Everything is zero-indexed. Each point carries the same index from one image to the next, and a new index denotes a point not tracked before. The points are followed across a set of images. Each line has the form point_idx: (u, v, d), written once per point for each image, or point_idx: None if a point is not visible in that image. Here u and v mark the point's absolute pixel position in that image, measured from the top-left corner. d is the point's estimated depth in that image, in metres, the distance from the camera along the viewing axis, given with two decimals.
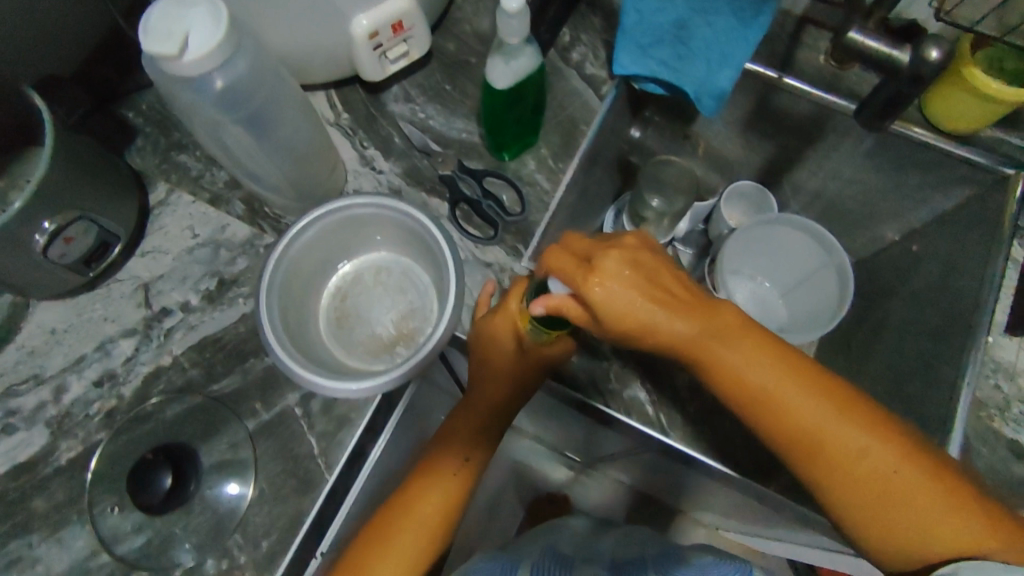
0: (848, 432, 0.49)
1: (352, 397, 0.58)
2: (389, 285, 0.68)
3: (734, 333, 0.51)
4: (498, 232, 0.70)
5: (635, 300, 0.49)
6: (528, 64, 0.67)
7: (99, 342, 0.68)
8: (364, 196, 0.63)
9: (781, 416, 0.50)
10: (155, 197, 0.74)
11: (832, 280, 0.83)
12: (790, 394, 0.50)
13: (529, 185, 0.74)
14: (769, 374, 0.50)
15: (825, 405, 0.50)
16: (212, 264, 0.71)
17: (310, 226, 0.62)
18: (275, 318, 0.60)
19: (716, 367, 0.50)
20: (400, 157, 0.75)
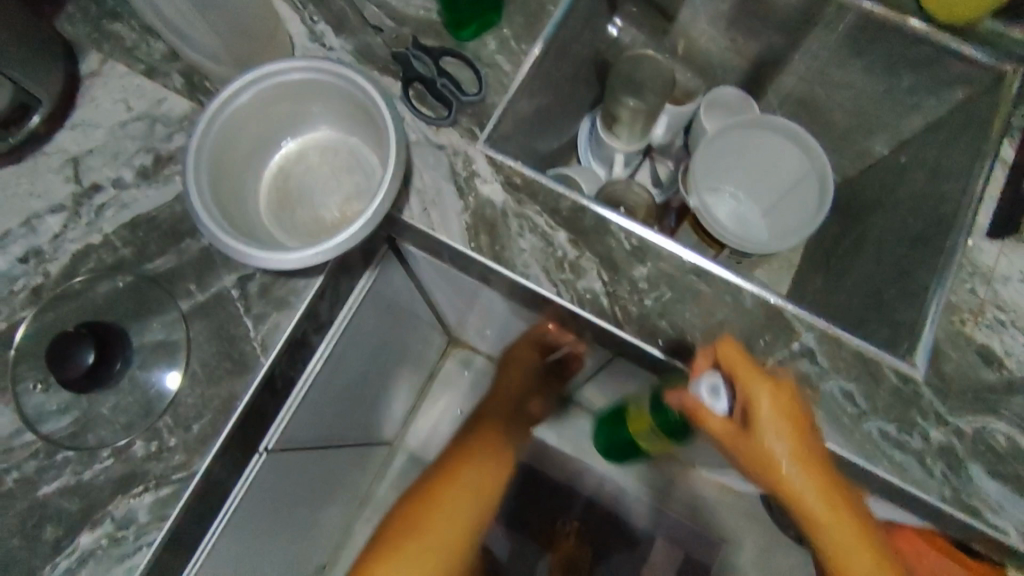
0: (838, 531, 0.57)
1: (283, 269, 0.54)
2: (335, 165, 0.64)
3: (812, 459, 0.56)
4: (452, 112, 0.65)
5: (785, 432, 0.55)
6: None
7: (25, 217, 0.64)
8: (303, 58, 0.58)
9: (792, 499, 0.57)
10: (87, 68, 0.68)
11: (813, 191, 0.80)
12: (822, 483, 0.56)
13: (490, 67, 0.68)
14: (820, 494, 0.56)
15: (838, 525, 0.57)
16: (147, 139, 0.66)
17: (244, 88, 0.58)
18: (203, 185, 0.56)
19: (769, 461, 0.56)
20: (351, 32, 0.69)
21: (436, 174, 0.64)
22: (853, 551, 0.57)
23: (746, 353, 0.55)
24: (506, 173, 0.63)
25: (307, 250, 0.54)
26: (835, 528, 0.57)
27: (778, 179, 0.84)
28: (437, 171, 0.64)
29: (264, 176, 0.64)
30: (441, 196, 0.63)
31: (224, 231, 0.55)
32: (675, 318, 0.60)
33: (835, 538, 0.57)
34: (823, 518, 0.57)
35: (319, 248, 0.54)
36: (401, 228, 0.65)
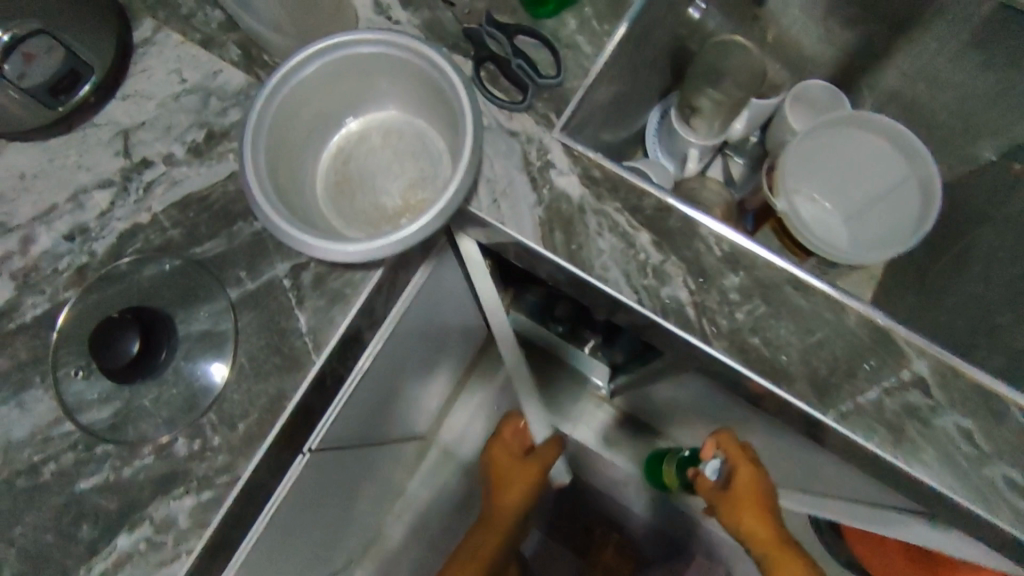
0: None
1: (344, 260, 0.50)
2: (399, 149, 0.59)
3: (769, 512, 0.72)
4: (528, 96, 0.60)
5: (754, 496, 0.73)
6: None
7: (72, 192, 0.60)
8: (372, 31, 0.53)
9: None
10: (141, 35, 0.65)
11: (913, 195, 0.72)
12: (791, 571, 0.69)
13: (569, 48, 0.62)
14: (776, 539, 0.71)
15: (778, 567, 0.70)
16: (200, 113, 0.62)
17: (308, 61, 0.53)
18: (260, 165, 0.52)
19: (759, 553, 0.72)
20: (419, 5, 0.64)
21: (508, 163, 0.58)
22: None
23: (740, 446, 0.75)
24: (584, 166, 0.58)
25: (368, 241, 0.50)
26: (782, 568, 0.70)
27: (869, 184, 0.76)
28: (510, 161, 0.58)
29: (324, 157, 0.60)
30: (513, 188, 0.58)
31: (282, 216, 0.50)
32: (769, 335, 0.54)
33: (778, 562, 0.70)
34: (759, 533, 0.72)
35: (383, 240, 0.49)
36: (466, 220, 0.60)
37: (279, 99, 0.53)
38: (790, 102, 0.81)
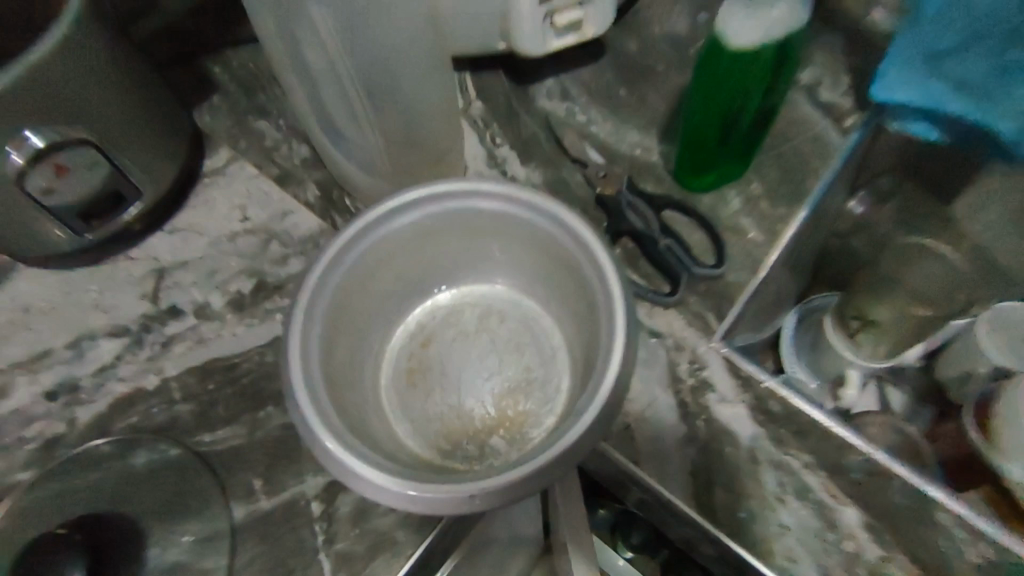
0: None
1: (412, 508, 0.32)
2: (500, 337, 0.44)
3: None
4: (679, 287, 0.45)
5: None
6: (788, 17, 0.41)
7: (76, 337, 0.47)
8: (491, 184, 0.40)
9: None
10: (212, 163, 0.55)
11: None
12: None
13: (731, 232, 0.49)
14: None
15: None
16: (255, 259, 0.50)
17: (404, 212, 0.40)
18: (313, 344, 0.37)
19: None
20: (542, 164, 0.53)
21: (648, 373, 0.42)
22: None
23: None
24: (758, 393, 0.41)
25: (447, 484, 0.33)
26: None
27: None
28: (652, 371, 0.42)
29: (397, 335, 0.45)
30: (653, 412, 0.41)
31: (332, 429, 0.35)
32: None
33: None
34: None
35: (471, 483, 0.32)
36: None
37: (355, 255, 0.39)
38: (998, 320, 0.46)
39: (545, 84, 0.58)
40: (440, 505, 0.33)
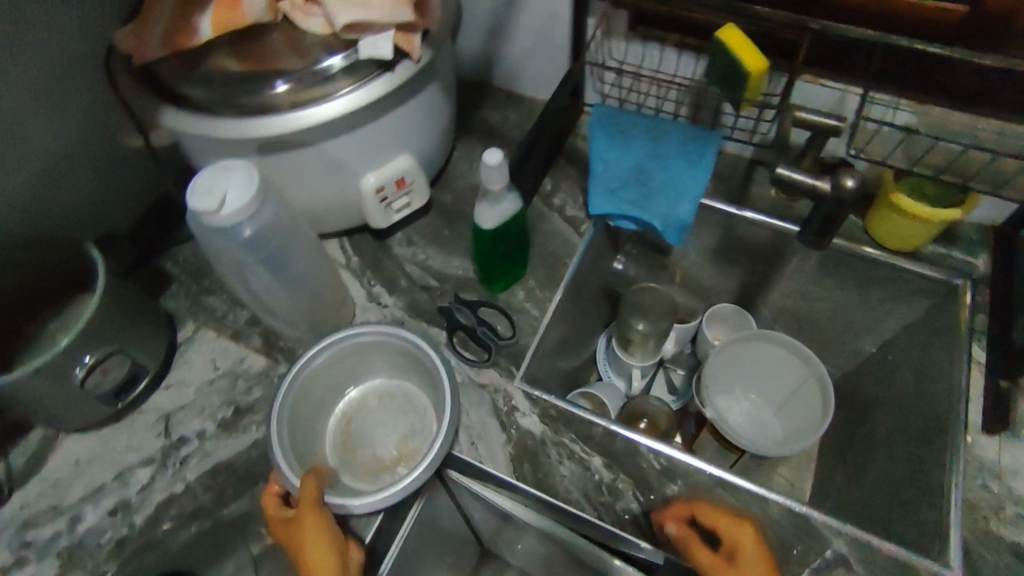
0: None
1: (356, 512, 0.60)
2: (391, 408, 0.74)
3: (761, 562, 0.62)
4: (492, 354, 0.77)
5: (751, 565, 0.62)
6: (510, 207, 0.71)
7: (118, 471, 0.72)
8: (369, 326, 0.71)
9: None
10: (183, 334, 0.82)
11: (815, 394, 0.89)
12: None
13: (520, 312, 0.81)
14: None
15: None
16: (229, 393, 0.77)
17: (322, 352, 0.70)
18: (284, 440, 0.65)
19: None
20: (403, 293, 0.84)
21: (481, 410, 0.74)
22: None
23: (716, 509, 0.66)
24: (541, 406, 0.72)
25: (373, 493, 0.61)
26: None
27: (781, 380, 0.94)
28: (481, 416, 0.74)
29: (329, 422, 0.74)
30: (487, 430, 0.72)
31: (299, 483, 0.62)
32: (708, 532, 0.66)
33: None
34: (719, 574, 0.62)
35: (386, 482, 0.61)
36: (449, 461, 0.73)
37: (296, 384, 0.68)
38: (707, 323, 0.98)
39: (397, 236, 0.89)
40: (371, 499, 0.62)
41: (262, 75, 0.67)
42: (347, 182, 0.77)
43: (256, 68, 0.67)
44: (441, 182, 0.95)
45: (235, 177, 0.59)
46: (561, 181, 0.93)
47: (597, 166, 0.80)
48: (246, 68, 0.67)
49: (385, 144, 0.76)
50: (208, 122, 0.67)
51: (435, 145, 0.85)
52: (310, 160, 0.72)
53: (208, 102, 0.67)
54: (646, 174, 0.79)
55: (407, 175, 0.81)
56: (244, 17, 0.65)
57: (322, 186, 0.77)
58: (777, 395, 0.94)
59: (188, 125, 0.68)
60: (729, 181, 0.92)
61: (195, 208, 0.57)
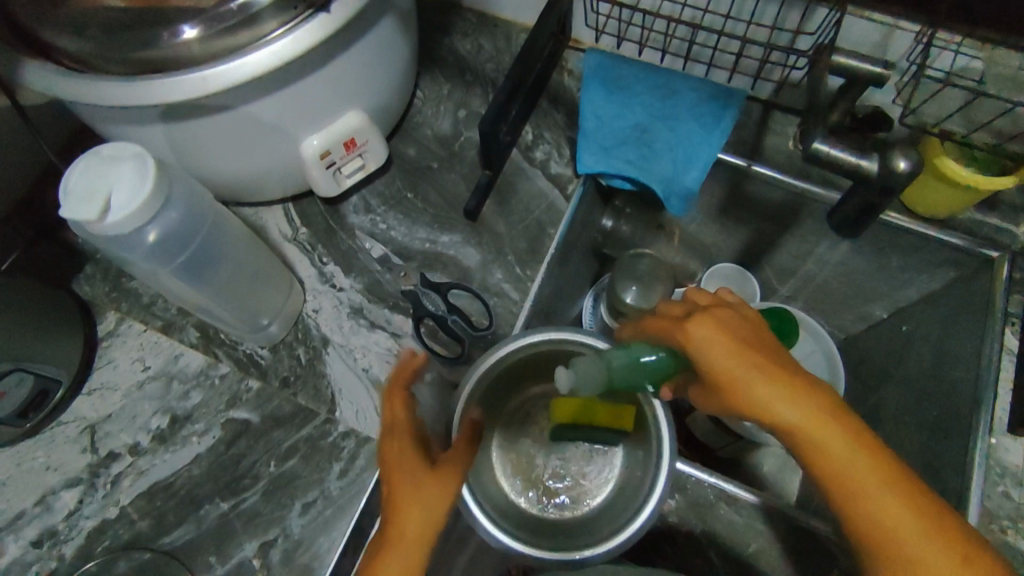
0: (888, 506, 0.42)
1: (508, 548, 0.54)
2: (509, 418, 0.64)
3: (758, 358, 0.44)
4: (465, 349, 0.67)
5: (826, 431, 0.43)
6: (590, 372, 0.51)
7: (40, 495, 0.63)
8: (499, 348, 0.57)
9: (877, 532, 0.42)
10: (104, 326, 0.70)
11: (642, 479, 0.57)
12: (864, 478, 0.42)
13: (498, 295, 0.71)
14: (868, 469, 0.42)
15: (867, 465, 0.42)
16: (163, 399, 0.67)
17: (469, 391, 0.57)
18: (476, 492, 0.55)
19: (844, 484, 0.42)
20: (360, 272, 0.72)
21: None
22: (894, 539, 0.42)
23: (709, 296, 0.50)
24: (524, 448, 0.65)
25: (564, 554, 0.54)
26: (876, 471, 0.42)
27: (637, 439, 0.60)
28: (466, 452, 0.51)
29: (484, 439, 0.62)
30: None
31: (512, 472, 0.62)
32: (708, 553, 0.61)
33: (904, 532, 0.41)
34: (816, 437, 0.43)
35: (613, 544, 0.53)
36: None
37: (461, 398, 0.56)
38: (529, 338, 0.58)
39: (351, 200, 0.76)
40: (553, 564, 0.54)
41: (156, 19, 0.51)
42: (283, 147, 0.64)
43: (142, 7, 0.51)
44: (403, 129, 0.80)
45: (120, 174, 0.46)
46: (544, 129, 0.78)
47: (589, 121, 0.69)
48: (130, 7, 0.51)
49: (328, 100, 0.61)
50: (86, 83, 0.52)
51: (392, 91, 0.70)
52: (233, 125, 0.58)
53: (86, 55, 0.53)
54: (648, 135, 0.68)
55: (357, 136, 0.67)
56: None
57: (249, 153, 0.63)
58: (631, 466, 0.60)
59: (64, 87, 0.53)
60: (741, 126, 0.77)
61: (70, 216, 0.44)
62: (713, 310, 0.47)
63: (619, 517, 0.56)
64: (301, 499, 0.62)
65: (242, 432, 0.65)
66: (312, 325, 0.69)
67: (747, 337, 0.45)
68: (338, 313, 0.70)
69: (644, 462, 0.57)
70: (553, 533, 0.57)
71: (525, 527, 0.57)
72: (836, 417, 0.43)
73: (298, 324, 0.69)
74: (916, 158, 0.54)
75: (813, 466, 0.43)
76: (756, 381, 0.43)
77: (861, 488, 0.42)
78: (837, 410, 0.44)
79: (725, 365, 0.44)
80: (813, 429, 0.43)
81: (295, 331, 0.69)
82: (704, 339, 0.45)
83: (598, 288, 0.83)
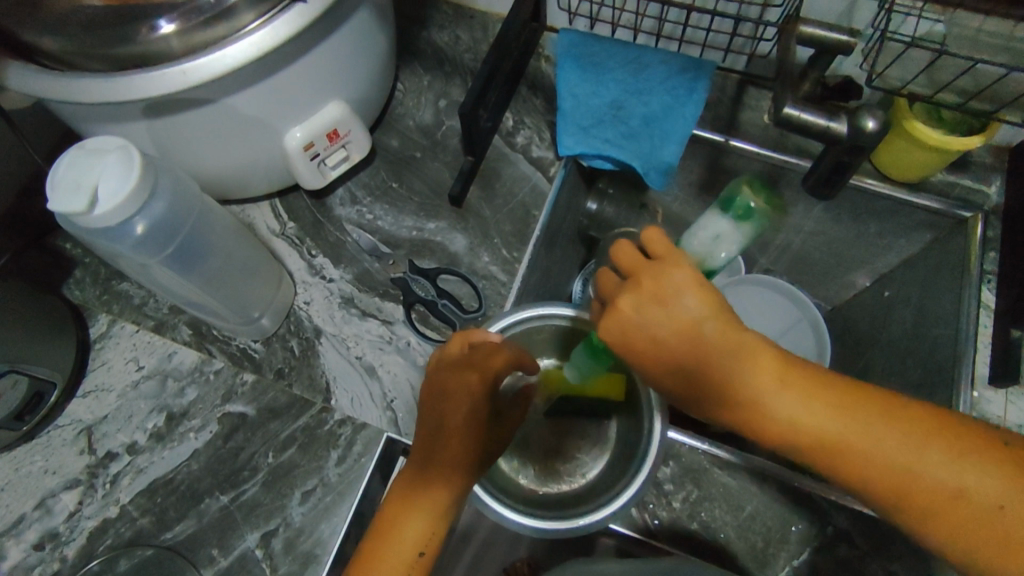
0: (858, 437, 0.41)
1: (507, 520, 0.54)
2: None
3: (685, 325, 0.43)
4: (456, 331, 0.68)
5: (770, 382, 0.43)
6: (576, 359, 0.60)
7: (39, 498, 0.63)
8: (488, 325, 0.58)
9: (858, 469, 0.42)
10: (96, 329, 0.70)
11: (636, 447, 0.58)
12: (808, 413, 0.42)
13: (486, 278, 0.72)
14: (819, 404, 0.42)
15: (819, 402, 0.42)
16: (159, 397, 0.67)
17: None
18: None
19: (806, 433, 0.42)
20: (350, 262, 0.73)
21: None
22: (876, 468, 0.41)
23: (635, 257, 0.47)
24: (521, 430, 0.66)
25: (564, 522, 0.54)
26: (821, 405, 0.42)
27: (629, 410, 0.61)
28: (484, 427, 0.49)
29: None
30: None
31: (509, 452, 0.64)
32: (704, 518, 0.62)
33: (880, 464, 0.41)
34: (765, 387, 0.43)
35: (611, 508, 0.54)
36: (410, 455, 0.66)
37: None
38: (516, 317, 0.59)
39: (336, 193, 0.76)
40: (557, 534, 0.54)
41: (133, 14, 0.52)
42: (266, 140, 0.64)
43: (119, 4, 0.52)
44: (385, 121, 0.80)
45: (106, 166, 0.46)
46: (524, 114, 0.79)
47: (567, 101, 0.71)
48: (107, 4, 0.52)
49: (309, 91, 0.62)
50: (65, 82, 0.53)
51: (372, 82, 0.70)
52: (215, 119, 0.59)
53: (66, 54, 0.54)
54: (625, 111, 0.70)
55: (340, 127, 0.67)
56: None
57: (232, 147, 0.63)
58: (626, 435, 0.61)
59: (43, 87, 0.53)
60: (717, 103, 0.79)
61: (57, 208, 0.45)
62: (627, 285, 0.45)
63: (616, 484, 0.57)
64: (300, 488, 0.63)
65: (239, 425, 0.65)
66: (303, 317, 0.70)
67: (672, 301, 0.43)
68: (329, 304, 0.71)
69: (636, 430, 0.58)
70: (552, 505, 0.58)
71: (524, 501, 0.58)
72: (772, 364, 0.43)
73: (290, 317, 0.70)
74: (882, 118, 0.56)
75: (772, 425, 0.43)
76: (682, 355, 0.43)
77: (823, 428, 0.42)
78: (771, 360, 0.43)
79: (654, 338, 0.43)
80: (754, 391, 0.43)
81: (286, 323, 0.70)
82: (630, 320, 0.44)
83: (587, 271, 0.84)
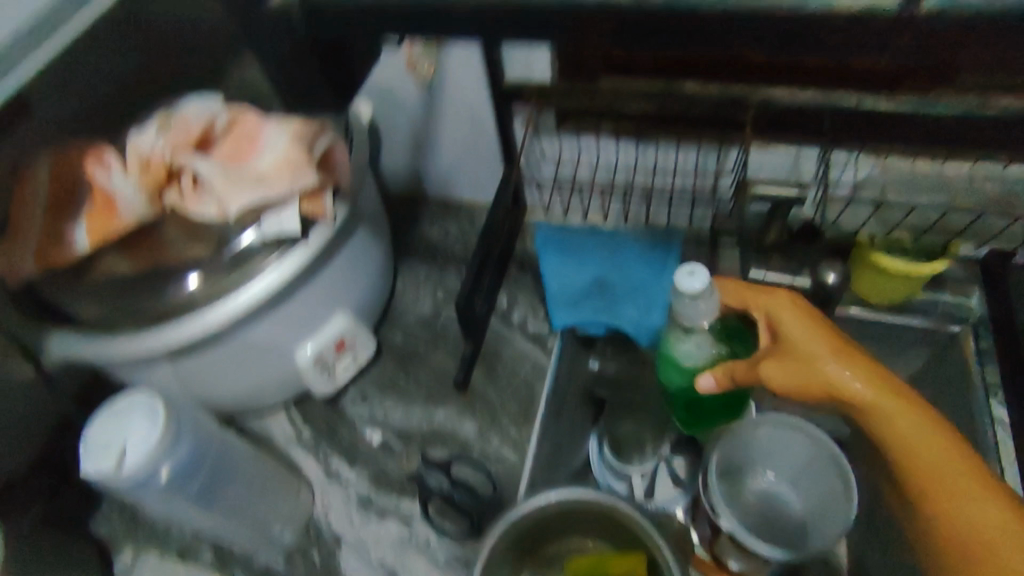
0: (931, 441, 0.50)
1: None
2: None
3: (801, 321, 0.55)
4: (475, 524, 0.67)
5: (870, 376, 0.52)
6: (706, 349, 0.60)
7: None
8: (502, 522, 0.57)
9: (908, 459, 0.51)
10: (122, 564, 0.71)
11: None
12: (886, 407, 0.51)
13: (498, 461, 0.73)
14: (913, 405, 0.51)
15: (898, 401, 0.51)
16: None
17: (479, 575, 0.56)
18: None
19: (891, 426, 0.51)
20: (365, 461, 0.75)
21: None
22: (955, 471, 0.49)
23: (744, 283, 0.60)
24: None
25: None
26: (913, 416, 0.51)
27: None
28: None
29: None
30: None
31: None
32: None
33: (933, 470, 0.50)
34: (849, 375, 0.52)
35: None
36: None
37: None
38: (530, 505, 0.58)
39: (348, 393, 0.80)
40: None
41: (161, 271, 0.59)
42: (278, 360, 0.69)
43: (147, 266, 0.59)
44: (388, 317, 0.86)
45: (133, 422, 0.51)
46: (517, 293, 0.85)
47: (552, 284, 0.77)
48: (136, 267, 0.58)
49: (316, 311, 0.68)
50: (105, 343, 0.60)
51: (373, 289, 0.77)
52: (231, 352, 0.64)
53: (102, 317, 0.60)
54: (608, 287, 0.78)
55: (346, 336, 0.73)
56: (124, 221, 0.53)
57: (247, 372, 0.68)
58: None
59: (85, 350, 0.60)
60: None
61: (88, 471, 0.49)
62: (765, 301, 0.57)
63: None
64: None
65: None
66: (323, 525, 0.71)
67: (807, 321, 0.55)
68: (347, 508, 0.71)
69: None
70: None
71: None
72: (866, 363, 0.53)
73: (310, 527, 0.71)
74: None
75: (858, 407, 0.52)
76: (801, 342, 0.54)
77: (903, 425, 0.51)
78: (873, 368, 0.52)
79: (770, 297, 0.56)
80: (882, 405, 0.51)
81: (307, 535, 0.70)
82: (784, 362, 0.54)
83: (603, 429, 0.77)
